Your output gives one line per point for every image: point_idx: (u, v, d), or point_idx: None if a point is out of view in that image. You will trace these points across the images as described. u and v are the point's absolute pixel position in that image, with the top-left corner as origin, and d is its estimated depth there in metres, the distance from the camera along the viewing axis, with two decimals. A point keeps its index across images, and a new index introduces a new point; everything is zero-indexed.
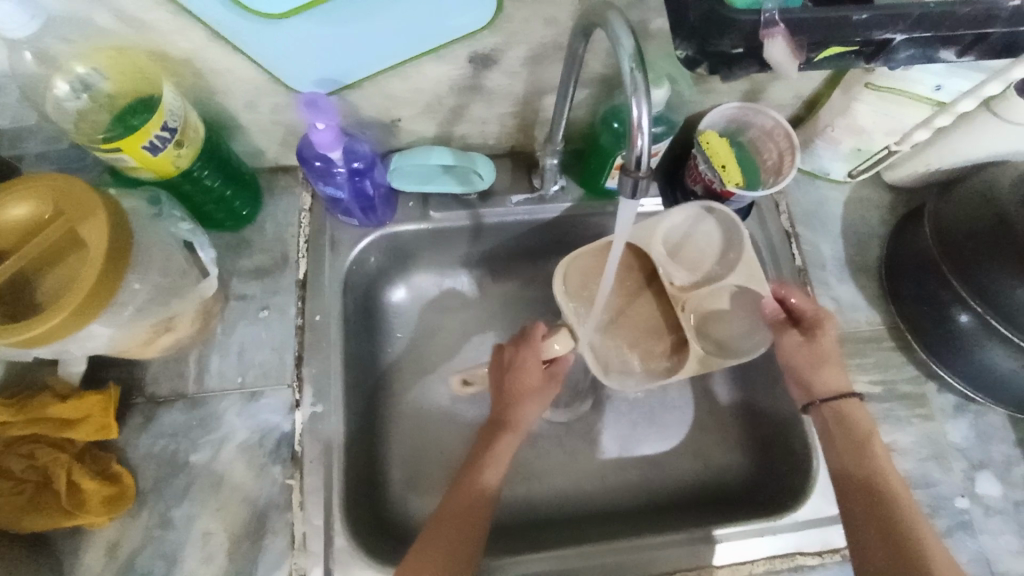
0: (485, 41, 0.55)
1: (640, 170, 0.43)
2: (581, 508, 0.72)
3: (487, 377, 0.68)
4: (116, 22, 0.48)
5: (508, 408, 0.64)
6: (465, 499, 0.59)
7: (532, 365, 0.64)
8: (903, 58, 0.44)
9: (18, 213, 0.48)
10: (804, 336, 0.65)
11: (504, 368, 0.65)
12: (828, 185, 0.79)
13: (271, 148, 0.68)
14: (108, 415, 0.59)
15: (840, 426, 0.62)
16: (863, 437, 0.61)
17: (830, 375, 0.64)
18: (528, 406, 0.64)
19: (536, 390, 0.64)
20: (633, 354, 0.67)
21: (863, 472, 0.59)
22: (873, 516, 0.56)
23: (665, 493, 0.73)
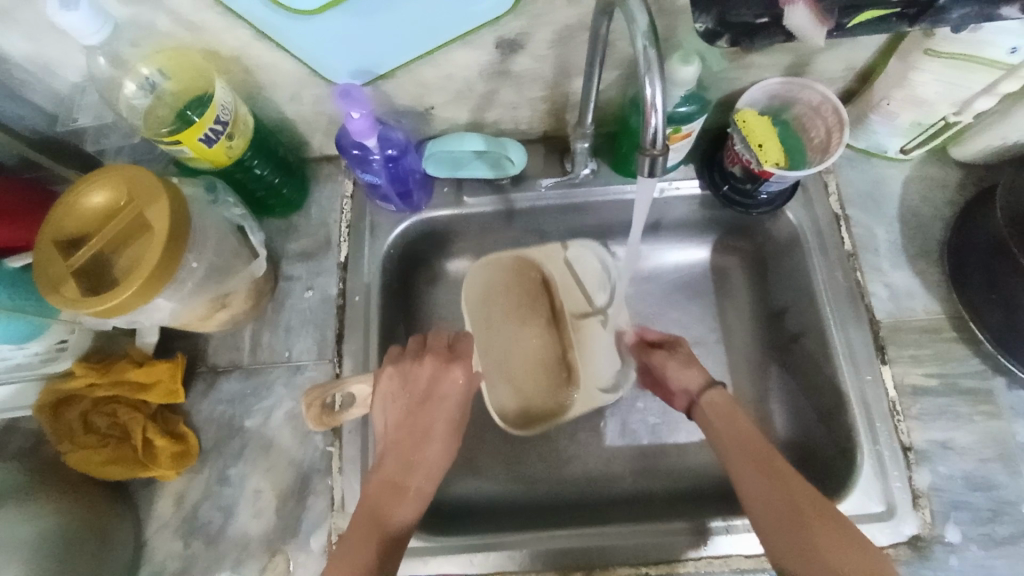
0: (511, 26, 0.57)
1: (656, 149, 0.44)
2: (600, 492, 0.72)
3: (382, 409, 0.63)
4: (172, 24, 0.53)
5: (410, 453, 0.62)
6: (374, 524, 0.56)
7: (455, 394, 0.65)
8: (955, 18, 0.41)
9: (98, 200, 0.55)
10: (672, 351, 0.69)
11: (425, 395, 0.64)
12: (885, 163, 0.74)
13: (315, 138, 0.73)
14: (176, 381, 0.67)
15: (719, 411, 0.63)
16: (745, 432, 0.60)
17: (684, 375, 0.66)
18: (440, 448, 0.63)
19: (449, 432, 0.64)
20: (514, 391, 0.74)
21: (743, 444, 0.59)
22: (755, 480, 0.56)
23: (688, 484, 0.72)
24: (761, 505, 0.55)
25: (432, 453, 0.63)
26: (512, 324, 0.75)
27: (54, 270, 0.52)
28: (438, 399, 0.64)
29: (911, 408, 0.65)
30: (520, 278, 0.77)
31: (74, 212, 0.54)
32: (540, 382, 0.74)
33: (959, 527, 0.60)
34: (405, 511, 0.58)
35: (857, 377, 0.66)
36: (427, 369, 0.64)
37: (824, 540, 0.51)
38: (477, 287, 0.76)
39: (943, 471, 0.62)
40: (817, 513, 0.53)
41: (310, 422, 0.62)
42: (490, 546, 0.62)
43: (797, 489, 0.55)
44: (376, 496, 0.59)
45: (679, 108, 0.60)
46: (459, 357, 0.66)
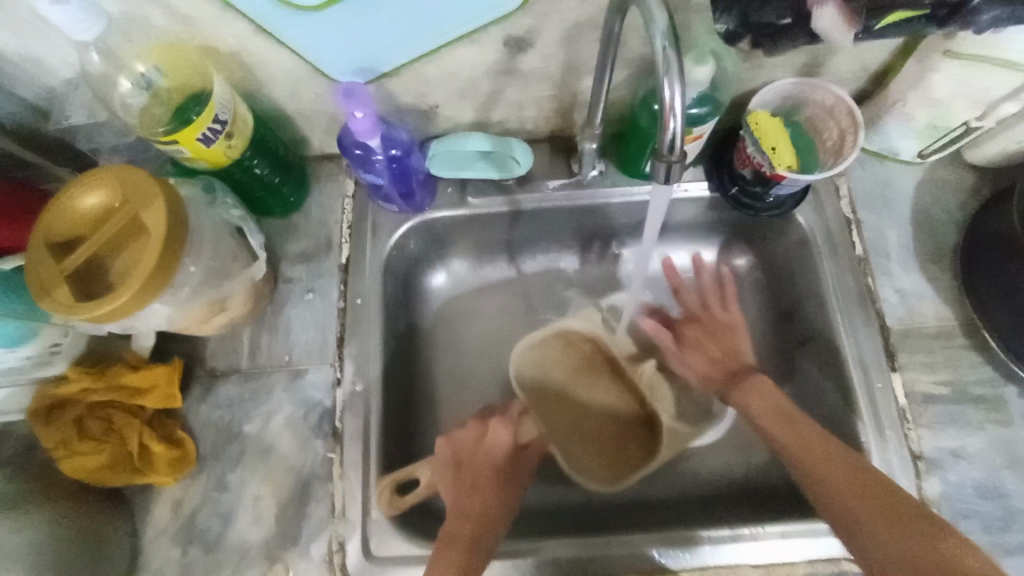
0: (519, 23, 0.55)
1: (673, 155, 0.42)
2: (608, 500, 0.71)
3: (449, 470, 0.66)
4: (167, 18, 0.51)
5: (474, 497, 0.64)
6: (462, 547, 0.58)
7: (504, 443, 0.70)
8: (985, 22, 0.39)
9: (91, 202, 0.53)
10: (692, 342, 0.74)
11: (477, 448, 0.68)
12: (897, 166, 0.72)
13: (315, 136, 0.71)
14: (173, 385, 0.65)
15: (751, 400, 0.67)
16: (772, 415, 0.65)
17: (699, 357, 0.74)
18: (502, 496, 0.65)
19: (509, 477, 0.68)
20: (601, 457, 0.73)
21: (779, 417, 0.64)
22: (824, 493, 0.57)
23: (694, 490, 0.71)
24: (822, 497, 0.57)
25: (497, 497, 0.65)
26: (578, 386, 0.76)
27: (46, 273, 0.50)
28: (496, 446, 0.69)
29: (922, 417, 0.64)
30: (578, 352, 0.78)
31: (67, 214, 0.52)
32: (621, 441, 0.74)
33: (970, 536, 0.60)
34: (488, 530, 0.61)
35: (866, 384, 0.65)
36: (472, 428, 0.69)
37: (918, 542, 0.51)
38: (530, 359, 0.78)
39: (954, 479, 0.62)
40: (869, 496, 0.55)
41: (380, 510, 0.63)
42: (500, 555, 0.61)
43: (860, 493, 0.55)
44: (451, 530, 0.60)
45: (691, 110, 0.59)
46: (503, 415, 0.72)
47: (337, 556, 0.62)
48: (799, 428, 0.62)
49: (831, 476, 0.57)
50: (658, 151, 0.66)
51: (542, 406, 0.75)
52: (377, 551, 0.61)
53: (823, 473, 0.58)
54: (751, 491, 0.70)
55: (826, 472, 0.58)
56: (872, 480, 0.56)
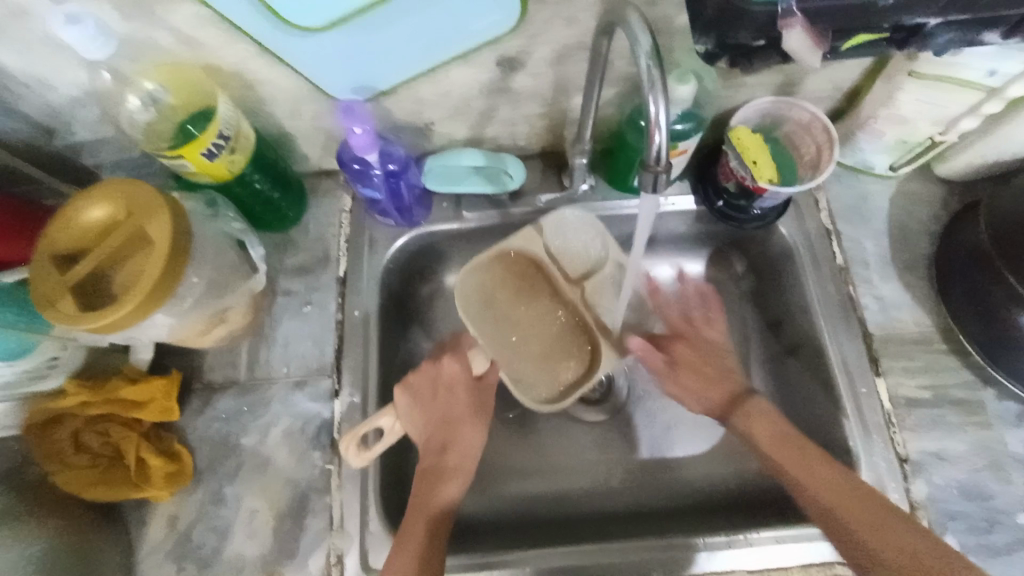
0: (511, 45, 0.58)
1: (659, 165, 0.45)
2: (607, 506, 0.72)
3: (413, 416, 0.63)
4: (175, 40, 0.54)
5: (451, 436, 0.65)
6: (444, 481, 0.62)
7: (461, 375, 0.66)
8: (941, 42, 0.42)
9: (95, 215, 0.54)
10: (685, 362, 0.69)
11: (439, 393, 0.66)
12: (871, 180, 0.76)
13: (314, 153, 0.73)
14: (170, 399, 0.65)
15: (755, 425, 0.65)
16: (778, 443, 0.63)
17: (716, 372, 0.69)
18: (472, 425, 0.66)
19: (470, 414, 0.66)
20: (542, 373, 0.69)
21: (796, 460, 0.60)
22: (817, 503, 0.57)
23: (691, 497, 0.72)
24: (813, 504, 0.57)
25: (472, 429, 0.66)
26: (514, 305, 0.71)
27: (50, 285, 0.51)
28: (454, 388, 0.66)
29: (905, 420, 0.66)
30: (510, 273, 0.71)
31: (72, 227, 0.54)
32: (564, 356, 0.70)
33: (956, 537, 0.61)
34: (456, 458, 0.64)
35: (851, 388, 0.67)
36: (427, 368, 0.66)
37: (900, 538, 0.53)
38: (467, 283, 0.69)
39: (938, 481, 0.63)
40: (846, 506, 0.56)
41: (352, 461, 0.61)
42: (507, 564, 0.62)
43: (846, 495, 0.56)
44: (429, 467, 0.63)
45: (675, 125, 0.62)
46: (457, 350, 0.67)
47: (334, 568, 0.62)
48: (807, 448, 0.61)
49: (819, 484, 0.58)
50: (645, 165, 0.69)
51: (481, 329, 0.69)
52: (374, 564, 0.61)
53: (844, 515, 0.55)
54: (751, 500, 0.71)
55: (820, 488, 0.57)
56: (899, 527, 0.53)
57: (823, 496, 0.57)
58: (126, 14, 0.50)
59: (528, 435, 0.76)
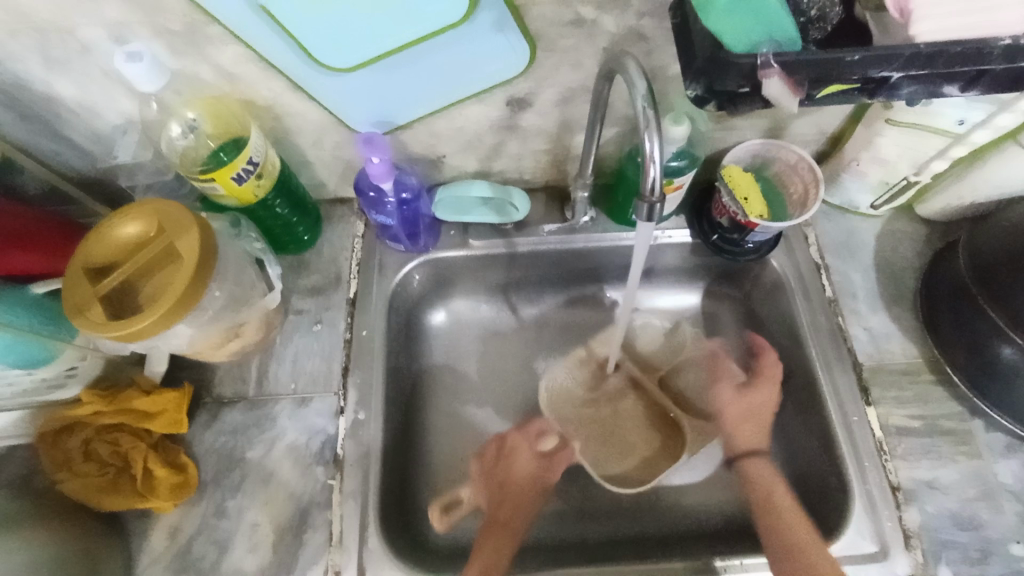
0: (520, 86, 0.63)
1: (654, 196, 0.49)
2: (604, 534, 0.72)
3: (478, 482, 0.75)
4: (215, 74, 0.59)
5: (511, 497, 0.73)
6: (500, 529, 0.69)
7: (527, 448, 0.77)
8: (906, 93, 0.46)
9: (129, 231, 0.58)
10: (763, 378, 0.76)
11: (496, 460, 0.76)
12: (857, 218, 0.80)
13: (331, 182, 0.78)
14: (180, 411, 0.67)
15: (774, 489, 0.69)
16: (770, 480, 0.71)
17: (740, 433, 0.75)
18: (532, 494, 0.74)
19: (532, 480, 0.75)
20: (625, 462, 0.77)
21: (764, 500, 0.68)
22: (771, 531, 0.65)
23: (688, 525, 0.73)
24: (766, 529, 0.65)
25: (529, 486, 0.74)
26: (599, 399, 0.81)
27: (84, 295, 0.55)
28: (517, 457, 0.76)
29: (897, 448, 0.67)
30: (593, 376, 0.82)
31: (106, 242, 0.57)
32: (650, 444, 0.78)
33: (951, 566, 0.62)
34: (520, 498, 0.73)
35: (843, 417, 0.69)
36: (493, 442, 0.77)
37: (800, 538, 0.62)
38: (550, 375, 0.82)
39: (931, 510, 0.64)
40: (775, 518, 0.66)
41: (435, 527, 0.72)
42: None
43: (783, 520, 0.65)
44: (491, 524, 0.70)
45: (671, 162, 0.67)
46: (523, 428, 0.78)
47: None
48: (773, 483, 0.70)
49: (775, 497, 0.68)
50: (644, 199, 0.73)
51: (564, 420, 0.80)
52: None
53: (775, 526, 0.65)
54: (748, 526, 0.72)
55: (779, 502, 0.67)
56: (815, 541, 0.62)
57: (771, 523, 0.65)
58: (175, 49, 0.56)
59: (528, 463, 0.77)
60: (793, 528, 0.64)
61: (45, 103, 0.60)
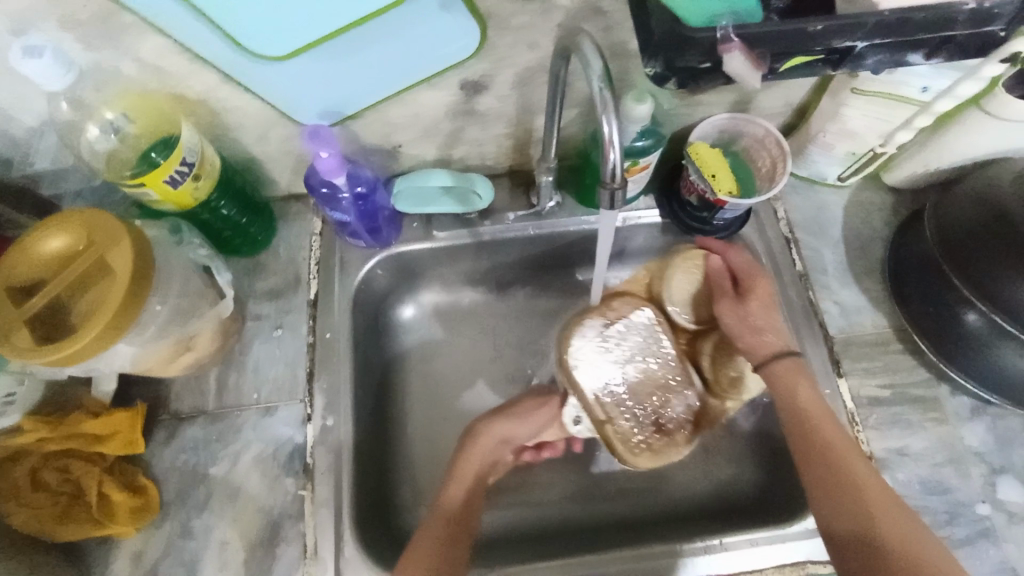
0: (474, 68, 0.59)
1: (615, 182, 0.47)
2: (593, 518, 0.73)
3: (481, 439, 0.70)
4: (138, 69, 0.54)
5: (488, 443, 0.70)
6: (477, 458, 0.69)
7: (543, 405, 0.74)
8: (872, 63, 0.44)
9: (55, 245, 0.53)
10: (751, 296, 0.69)
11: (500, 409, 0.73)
12: (825, 190, 0.79)
13: (282, 177, 0.73)
14: (136, 430, 0.64)
15: (799, 394, 0.63)
16: (818, 409, 0.62)
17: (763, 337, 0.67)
18: (509, 429, 0.70)
19: (521, 423, 0.71)
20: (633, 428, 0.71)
21: (821, 460, 0.59)
22: (846, 497, 0.57)
23: (674, 507, 0.73)
24: (844, 500, 0.57)
25: (522, 424, 0.71)
26: None
27: (7, 319, 0.51)
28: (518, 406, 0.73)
29: (869, 419, 0.68)
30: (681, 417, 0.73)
31: (30, 258, 0.53)
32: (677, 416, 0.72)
33: None
34: (499, 430, 0.70)
35: (817, 390, 0.69)
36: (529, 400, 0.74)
37: (885, 522, 0.54)
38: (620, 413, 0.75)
39: (902, 477, 0.65)
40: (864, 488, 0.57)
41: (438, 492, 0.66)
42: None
43: (883, 498, 0.56)
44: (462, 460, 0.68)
45: (636, 142, 0.64)
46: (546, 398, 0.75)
47: None
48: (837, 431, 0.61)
49: (850, 462, 0.58)
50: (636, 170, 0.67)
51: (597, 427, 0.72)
52: None
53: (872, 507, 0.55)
54: (729, 506, 0.73)
55: (862, 476, 0.57)
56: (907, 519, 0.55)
57: (859, 490, 0.57)
58: (91, 44, 0.51)
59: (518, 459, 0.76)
60: (874, 518, 0.55)
61: None
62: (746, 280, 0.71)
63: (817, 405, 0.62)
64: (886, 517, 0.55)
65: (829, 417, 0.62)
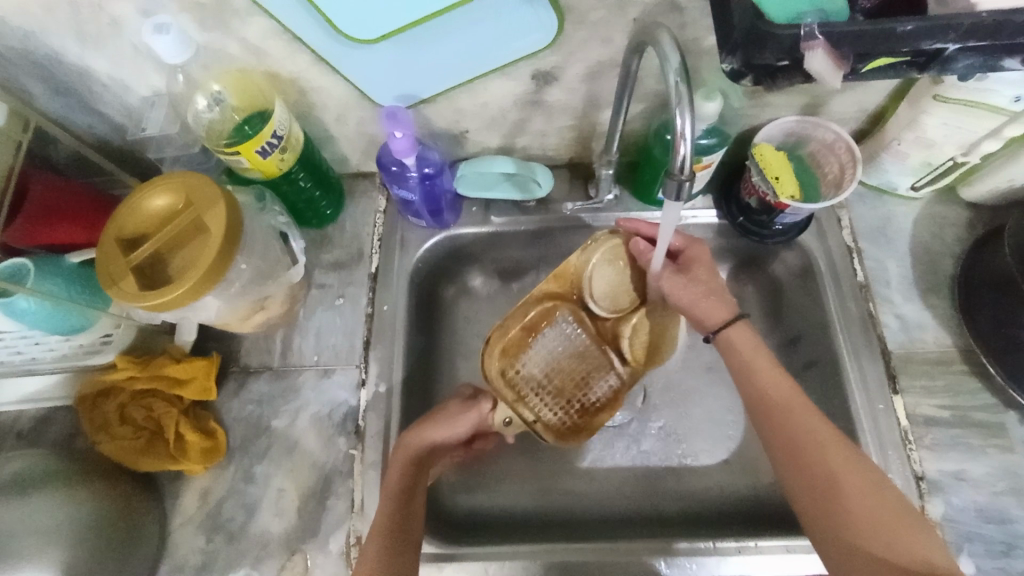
0: (547, 60, 0.61)
1: (684, 174, 0.47)
2: (599, 511, 0.74)
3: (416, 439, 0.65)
4: (241, 48, 0.58)
5: (422, 442, 0.64)
6: (403, 462, 0.63)
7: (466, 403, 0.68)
8: (962, 66, 0.43)
9: (159, 203, 0.59)
10: (693, 270, 0.65)
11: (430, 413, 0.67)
12: (895, 201, 0.77)
13: (354, 156, 0.77)
14: (210, 378, 0.69)
15: (758, 360, 0.61)
16: (776, 375, 0.60)
17: (711, 306, 0.64)
18: (439, 428, 0.65)
19: (447, 422, 0.66)
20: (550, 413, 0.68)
21: (790, 450, 0.56)
22: (807, 470, 0.55)
23: (681, 507, 0.74)
24: (809, 474, 0.55)
25: (447, 428, 0.66)
26: None
27: (116, 266, 0.56)
28: (450, 415, 0.67)
29: (924, 438, 0.66)
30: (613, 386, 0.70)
31: (137, 214, 0.59)
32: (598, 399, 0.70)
33: (973, 558, 0.61)
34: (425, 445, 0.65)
35: (869, 403, 0.67)
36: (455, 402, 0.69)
37: (851, 495, 0.53)
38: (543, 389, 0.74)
39: (955, 501, 0.63)
40: (834, 463, 0.55)
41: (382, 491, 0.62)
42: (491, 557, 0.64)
43: (858, 476, 0.54)
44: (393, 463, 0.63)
45: (701, 140, 0.65)
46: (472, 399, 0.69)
47: (354, 550, 0.64)
48: (798, 399, 0.58)
49: (816, 430, 0.56)
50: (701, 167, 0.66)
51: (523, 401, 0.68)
52: None
53: (841, 479, 0.54)
54: (744, 512, 0.73)
55: (829, 448, 0.55)
56: (878, 487, 0.54)
57: (829, 465, 0.54)
58: (203, 26, 0.56)
59: (534, 446, 0.78)
60: (844, 491, 0.53)
61: (76, 77, 0.61)
62: (686, 253, 0.67)
63: (776, 369, 0.60)
64: (853, 490, 0.53)
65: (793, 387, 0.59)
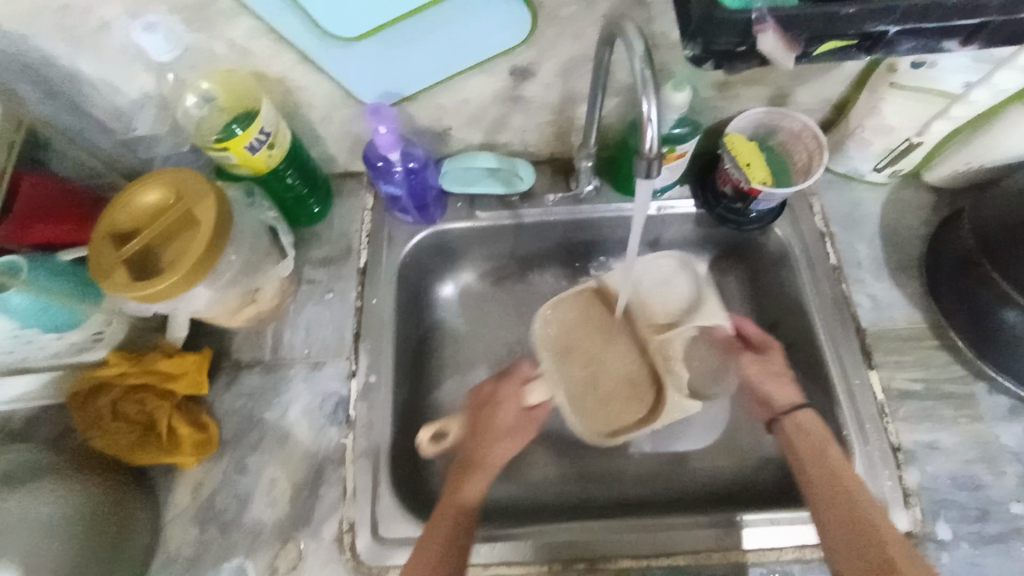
0: (523, 56, 0.64)
1: (652, 154, 0.50)
2: (596, 497, 0.75)
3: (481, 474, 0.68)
4: (229, 49, 0.61)
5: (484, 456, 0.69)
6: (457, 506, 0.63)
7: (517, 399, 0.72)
8: (904, 50, 0.47)
9: (150, 199, 0.61)
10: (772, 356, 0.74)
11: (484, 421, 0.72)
12: (863, 187, 0.80)
13: (341, 156, 0.80)
14: (201, 373, 0.71)
15: (825, 448, 0.64)
16: (842, 466, 0.62)
17: (782, 391, 0.71)
18: (509, 442, 0.71)
19: (508, 431, 0.72)
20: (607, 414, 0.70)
21: (846, 524, 0.57)
22: (859, 545, 0.56)
23: (662, 489, 0.75)
24: (862, 553, 0.55)
25: (510, 438, 0.72)
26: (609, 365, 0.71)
27: (108, 259, 0.58)
28: (503, 404, 0.72)
29: (897, 411, 0.68)
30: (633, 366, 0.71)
31: (128, 210, 0.60)
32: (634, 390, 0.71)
33: (948, 523, 0.63)
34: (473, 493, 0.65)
35: (843, 378, 0.70)
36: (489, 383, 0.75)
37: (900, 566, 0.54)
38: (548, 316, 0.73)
39: (930, 469, 0.65)
40: (885, 539, 0.56)
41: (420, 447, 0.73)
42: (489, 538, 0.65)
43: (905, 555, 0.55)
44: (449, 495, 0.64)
45: (674, 129, 0.68)
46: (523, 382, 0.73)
47: (346, 537, 0.65)
48: (845, 476, 0.61)
49: (868, 510, 0.58)
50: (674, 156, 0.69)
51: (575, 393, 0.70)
52: (384, 535, 0.65)
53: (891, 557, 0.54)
54: (720, 493, 0.74)
55: (879, 526, 0.57)
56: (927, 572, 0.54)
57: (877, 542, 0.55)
58: (193, 28, 0.58)
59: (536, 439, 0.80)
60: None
61: (68, 81, 0.63)
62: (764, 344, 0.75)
63: (838, 453, 0.63)
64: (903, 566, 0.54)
65: (856, 478, 0.61)
